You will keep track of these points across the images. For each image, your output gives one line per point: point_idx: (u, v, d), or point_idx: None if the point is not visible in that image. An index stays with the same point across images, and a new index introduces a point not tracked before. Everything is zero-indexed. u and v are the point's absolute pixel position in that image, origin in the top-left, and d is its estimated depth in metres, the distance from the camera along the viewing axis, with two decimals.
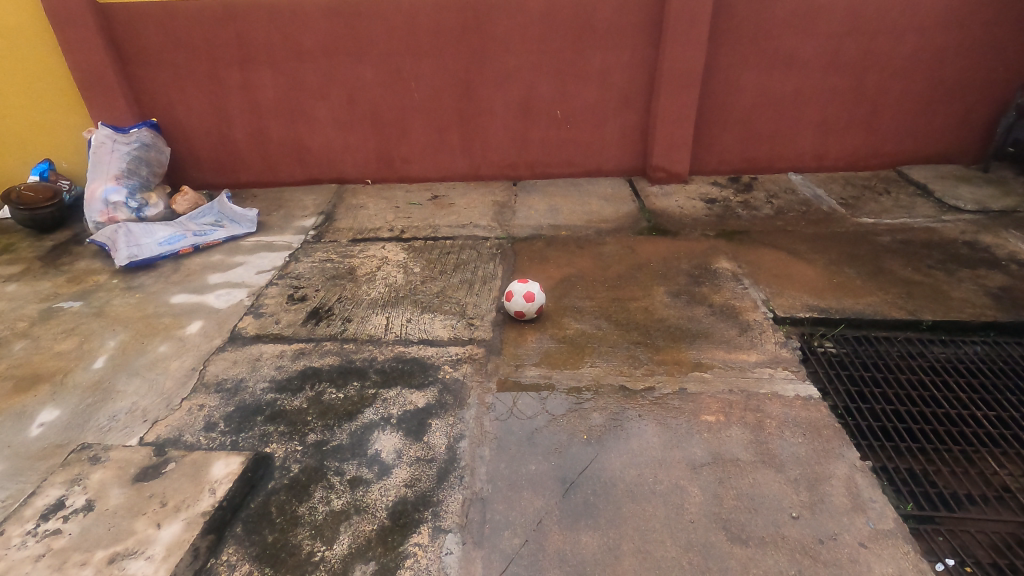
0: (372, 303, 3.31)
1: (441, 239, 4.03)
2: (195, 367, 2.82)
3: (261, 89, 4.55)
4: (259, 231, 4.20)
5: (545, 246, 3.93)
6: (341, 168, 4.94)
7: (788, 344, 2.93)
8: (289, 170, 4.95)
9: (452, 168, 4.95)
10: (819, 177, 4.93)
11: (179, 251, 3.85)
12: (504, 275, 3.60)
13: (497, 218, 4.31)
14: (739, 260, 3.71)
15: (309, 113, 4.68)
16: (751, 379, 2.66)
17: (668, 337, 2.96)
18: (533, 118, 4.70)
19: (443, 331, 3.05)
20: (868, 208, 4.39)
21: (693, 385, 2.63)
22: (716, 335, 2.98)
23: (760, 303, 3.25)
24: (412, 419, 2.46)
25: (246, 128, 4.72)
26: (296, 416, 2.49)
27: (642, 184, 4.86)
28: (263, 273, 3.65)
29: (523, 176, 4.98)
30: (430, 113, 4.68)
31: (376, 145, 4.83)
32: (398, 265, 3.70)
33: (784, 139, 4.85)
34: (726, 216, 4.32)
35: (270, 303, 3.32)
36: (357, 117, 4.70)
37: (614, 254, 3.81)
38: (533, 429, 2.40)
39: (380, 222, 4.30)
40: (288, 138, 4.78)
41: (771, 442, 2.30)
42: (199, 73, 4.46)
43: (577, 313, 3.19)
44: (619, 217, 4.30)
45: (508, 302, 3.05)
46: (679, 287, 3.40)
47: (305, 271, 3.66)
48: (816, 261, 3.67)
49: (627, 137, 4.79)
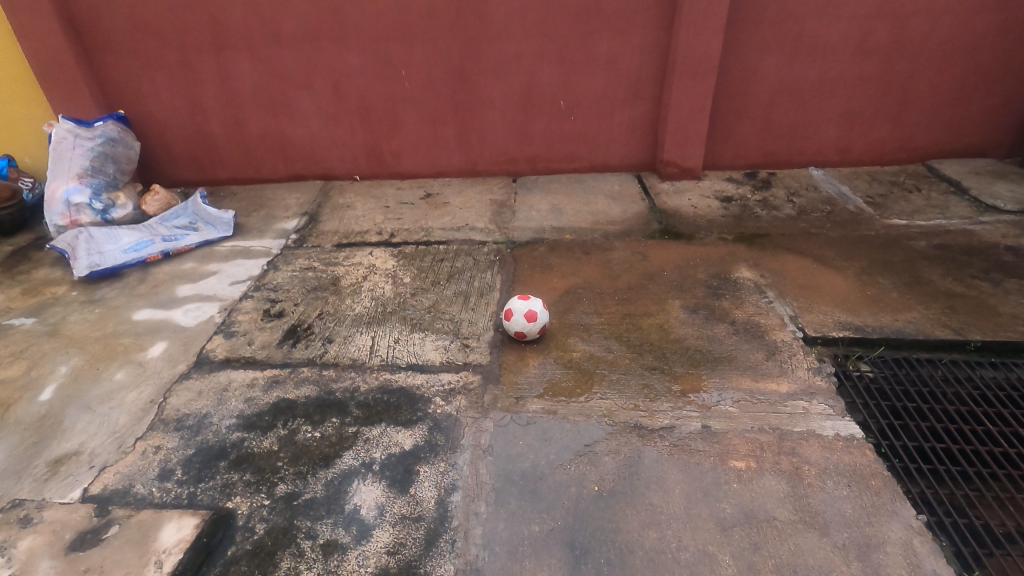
0: (356, 320, 2.98)
1: (434, 245, 3.69)
2: (154, 399, 2.49)
3: (237, 78, 4.18)
4: (236, 235, 3.86)
5: (548, 252, 3.59)
6: (327, 163, 4.58)
7: (822, 369, 2.60)
8: (271, 166, 4.59)
9: (447, 163, 4.58)
10: (843, 172, 4.57)
11: (147, 259, 3.51)
12: (503, 286, 3.26)
13: (495, 220, 3.97)
14: (761, 268, 3.38)
15: (291, 105, 4.30)
16: (783, 415, 2.34)
17: (687, 362, 2.64)
18: (534, 110, 4.33)
19: (435, 354, 2.73)
20: (898, 207, 4.04)
21: (718, 421, 2.32)
22: (741, 360, 2.65)
23: (788, 320, 2.92)
24: (397, 466, 2.15)
25: (223, 121, 4.35)
26: (265, 462, 2.18)
27: (652, 180, 4.50)
28: (237, 284, 3.31)
29: (524, 172, 4.62)
30: (423, 104, 4.31)
31: (365, 139, 4.46)
32: (387, 274, 3.37)
33: (805, 132, 4.48)
34: (744, 217, 3.98)
35: (244, 321, 2.99)
36: (343, 108, 4.32)
37: (624, 261, 3.48)
38: (536, 478, 2.09)
39: (367, 224, 3.95)
40: (269, 132, 4.41)
41: (813, 498, 1.99)
42: (170, 61, 4.08)
43: (584, 333, 2.86)
44: (628, 219, 3.96)
45: (508, 321, 2.73)
46: (697, 301, 3.08)
47: (283, 282, 3.33)
48: (846, 269, 3.34)
49: (636, 130, 4.42)
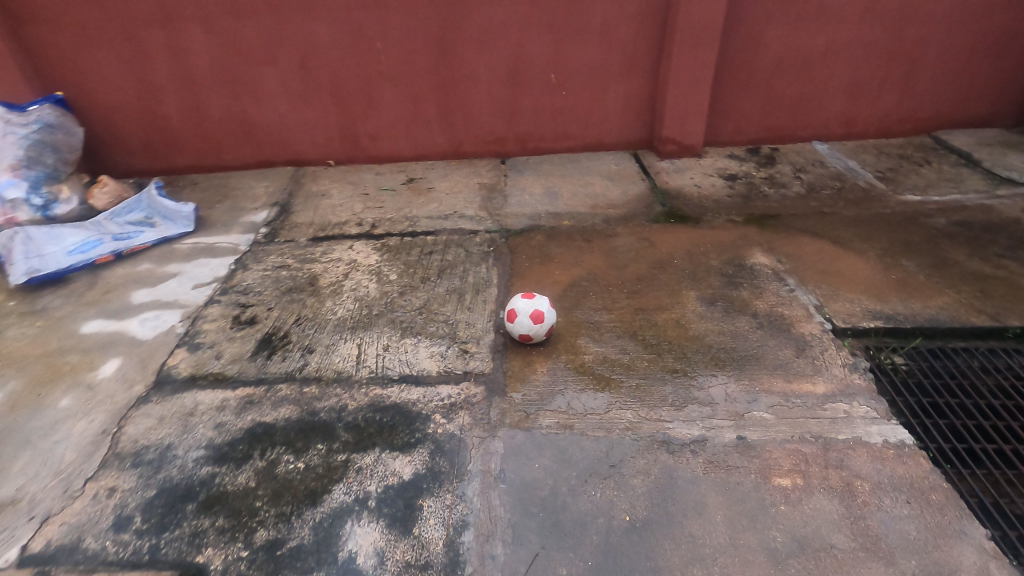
0: (339, 325, 2.66)
1: (421, 236, 3.35)
2: (107, 428, 2.15)
3: (191, 53, 3.73)
4: (199, 230, 3.47)
5: (546, 241, 3.29)
6: (297, 147, 4.17)
7: (857, 366, 2.38)
8: (235, 151, 4.16)
9: (429, 145, 4.21)
10: (848, 146, 4.34)
11: (96, 261, 3.12)
12: (500, 281, 2.96)
13: (486, 206, 3.65)
14: (777, 252, 3.14)
15: (254, 83, 3.88)
16: (824, 421, 2.11)
17: (712, 363, 2.39)
18: (523, 84, 3.97)
19: (431, 363, 2.43)
20: (910, 182, 3.84)
21: (753, 431, 2.08)
22: (769, 358, 2.41)
23: (813, 310, 2.69)
24: (396, 500, 1.86)
25: (178, 102, 3.91)
26: (242, 502, 1.87)
27: (650, 158, 4.21)
28: (201, 288, 2.95)
29: (513, 153, 4.28)
30: (400, 80, 3.92)
31: (338, 120, 4.06)
32: (370, 270, 3.04)
33: (810, 103, 4.23)
34: (751, 196, 3.73)
35: (210, 331, 2.64)
36: (312, 85, 3.91)
37: (630, 248, 3.21)
38: (557, 509, 1.83)
39: (346, 214, 3.59)
40: (230, 113, 3.98)
41: (871, 520, 1.77)
42: (113, 34, 3.62)
43: (594, 332, 2.59)
44: (629, 201, 3.67)
45: (512, 323, 2.44)
46: (714, 291, 2.83)
47: (253, 283, 2.97)
48: (867, 252, 3.12)
49: (633, 104, 4.10)
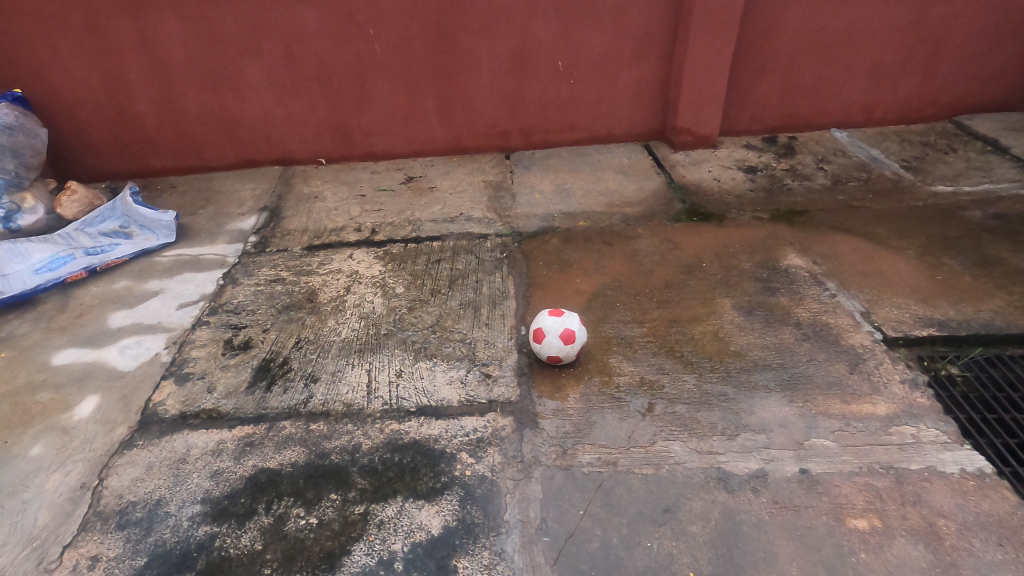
0: (344, 348, 2.40)
1: (426, 241, 3.09)
2: (86, 482, 1.88)
3: (165, 43, 3.40)
4: (181, 240, 3.17)
5: (563, 244, 3.05)
6: (284, 145, 3.85)
7: (916, 381, 2.19)
8: (216, 150, 3.83)
9: (427, 139, 3.92)
10: (868, 133, 4.14)
11: (67, 279, 2.83)
12: (518, 291, 2.72)
13: (493, 206, 3.39)
14: (811, 252, 2.93)
15: (235, 76, 3.55)
16: (892, 448, 1.92)
17: (760, 383, 2.19)
18: (528, 73, 3.69)
19: (451, 391, 2.19)
20: (938, 171, 3.65)
21: (817, 463, 1.89)
22: (821, 375, 2.21)
23: (860, 318, 2.49)
24: (426, 561, 1.64)
25: (152, 98, 3.58)
26: (248, 570, 1.63)
27: (663, 150, 3.97)
28: (186, 307, 2.66)
29: (517, 147, 4.01)
30: (396, 70, 3.62)
31: (329, 114, 3.75)
32: (374, 283, 2.78)
33: (830, 89, 4.00)
34: (775, 190, 3.51)
35: (199, 359, 2.37)
36: (299, 77, 3.59)
37: (654, 251, 2.98)
38: (611, 566, 1.62)
39: (343, 219, 3.31)
40: (210, 109, 3.65)
41: (963, 568, 1.59)
42: (76, 23, 3.27)
43: (627, 349, 2.37)
44: (646, 198, 3.44)
45: (539, 343, 2.21)
46: (751, 299, 2.62)
47: (246, 301, 2.70)
48: (906, 250, 2.92)
49: (645, 93, 3.84)
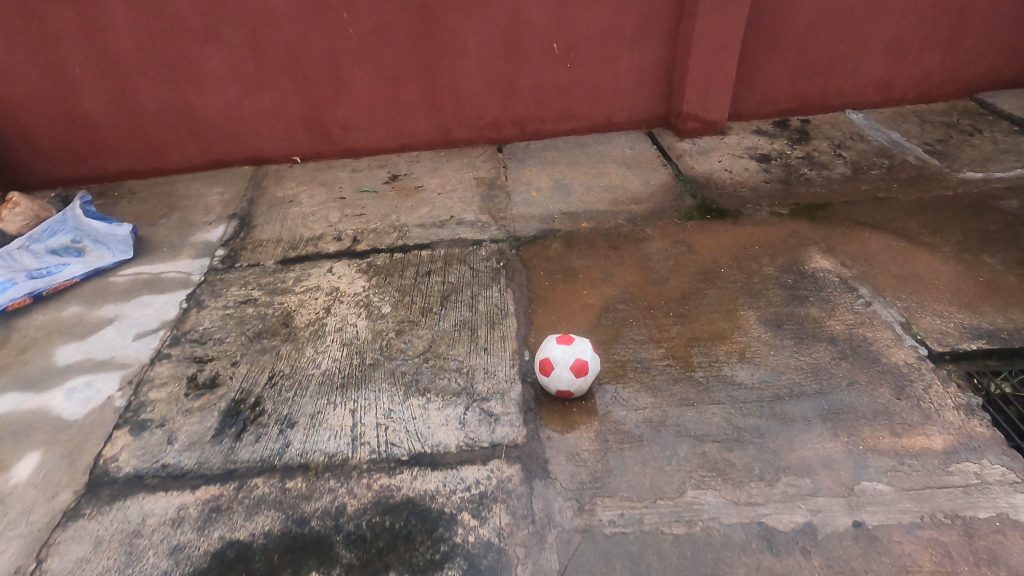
0: (324, 384, 2.12)
1: (414, 250, 2.79)
2: (22, 566, 1.62)
3: (112, 31, 3.02)
4: (140, 256, 2.84)
5: (566, 250, 2.76)
6: (253, 142, 3.49)
7: (971, 406, 1.94)
8: (179, 150, 3.47)
9: (411, 133, 3.58)
10: (886, 114, 3.85)
11: (9, 307, 2.51)
12: (518, 307, 2.44)
13: (487, 207, 3.08)
14: (838, 253, 2.67)
15: (194, 67, 3.18)
16: (955, 493, 1.68)
17: (797, 414, 1.93)
18: (520, 57, 3.35)
19: (447, 434, 1.92)
20: (964, 155, 3.38)
21: (872, 513, 1.64)
22: (865, 402, 1.96)
23: (900, 330, 2.24)
24: None
25: (103, 94, 3.20)
26: None
27: (667, 138, 3.66)
28: (144, 338, 2.35)
29: (510, 138, 3.68)
30: (374, 56, 3.26)
31: (302, 107, 3.40)
32: (357, 303, 2.48)
33: (846, 67, 3.70)
34: (792, 181, 3.23)
35: (159, 402, 2.07)
36: (266, 67, 3.23)
37: (667, 255, 2.70)
38: None
39: (321, 226, 2.99)
40: (169, 105, 3.29)
41: None
42: (8, 11, 2.89)
43: (644, 376, 2.10)
44: (654, 194, 3.14)
45: (548, 376, 1.94)
46: (778, 310, 2.35)
47: (212, 327, 2.39)
48: (942, 247, 2.67)
49: (648, 76, 3.52)
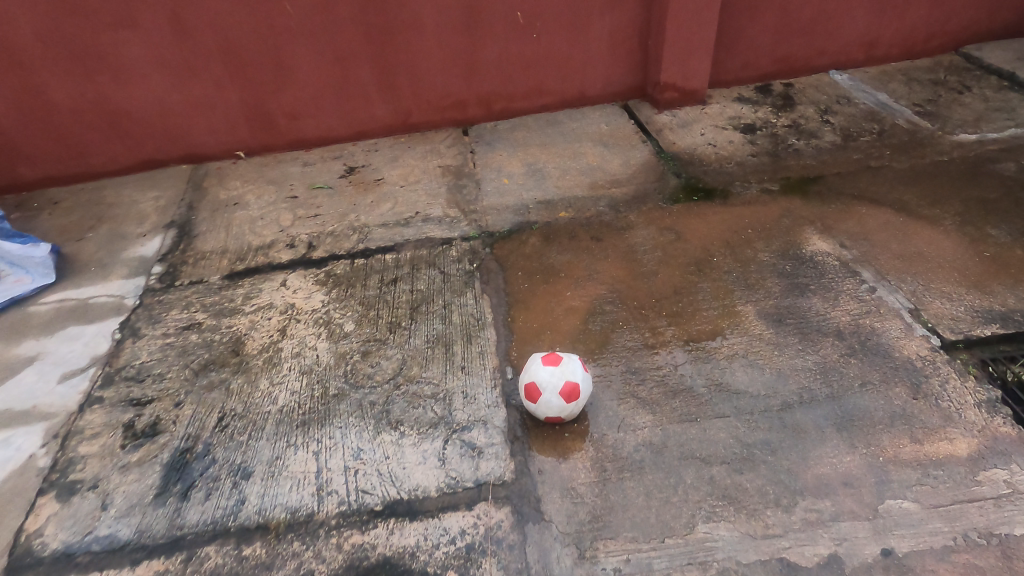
0: (282, 423, 1.86)
1: (377, 255, 2.52)
2: None
3: (7, 18, 2.62)
4: (64, 279, 2.51)
5: (544, 244, 2.52)
6: (189, 138, 3.13)
7: (994, 402, 1.79)
8: (105, 151, 3.09)
9: (367, 118, 3.24)
10: (871, 74, 3.65)
11: None
12: (496, 315, 2.20)
13: (455, 199, 2.81)
14: (836, 232, 2.49)
15: (111, 56, 2.80)
16: (986, 507, 1.54)
17: (810, 425, 1.76)
18: (482, 28, 3.03)
19: (426, 475, 1.70)
20: (956, 115, 3.21)
21: (901, 538, 1.49)
22: (880, 405, 1.80)
23: (909, 318, 2.08)
24: None
25: (6, 91, 2.80)
26: None
27: (644, 111, 3.41)
28: (72, 379, 2.06)
29: (476, 119, 3.38)
30: (318, 35, 2.91)
31: (241, 96, 3.03)
32: (316, 322, 2.21)
33: (829, 25, 3.47)
34: (780, 152, 3.02)
35: (91, 458, 1.80)
36: (194, 52, 2.86)
37: (654, 244, 2.48)
38: None
39: (271, 231, 2.69)
40: (86, 100, 2.90)
41: None
42: None
43: (641, 389, 1.90)
44: (635, 175, 2.90)
45: (535, 403, 1.73)
46: (778, 302, 2.17)
47: (150, 361, 2.10)
48: (943, 220, 2.50)
49: (621, 44, 3.24)
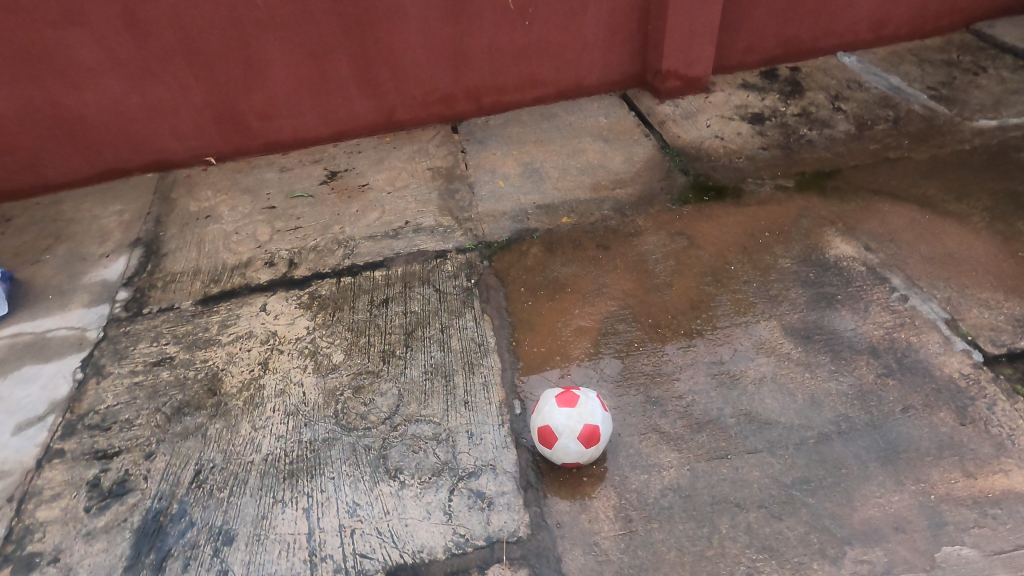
0: (266, 476, 1.67)
1: (365, 272, 2.30)
2: None
3: None
4: (18, 310, 2.28)
5: (547, 255, 2.33)
6: (154, 144, 2.87)
7: None
8: (61, 162, 2.82)
9: (347, 117, 2.99)
10: (880, 55, 3.45)
11: None
12: (499, 339, 2.01)
13: (447, 205, 2.60)
14: (859, 233, 2.32)
15: (59, 57, 2.52)
16: None
17: (852, 461, 1.60)
18: (469, 16, 2.79)
19: (430, 534, 1.52)
20: (973, 99, 3.04)
21: None
22: (926, 434, 1.64)
23: (947, 330, 1.92)
24: None
25: None
26: None
27: (645, 101, 3.19)
28: (29, 430, 1.85)
29: (465, 114, 3.14)
30: (289, 28, 2.65)
31: (208, 97, 2.77)
32: (300, 353, 2.00)
33: (838, 5, 3.26)
34: (792, 144, 2.83)
35: (52, 525, 1.61)
36: (152, 50, 2.59)
37: (666, 252, 2.30)
38: None
39: (248, 247, 2.46)
40: (35, 107, 2.62)
41: None
42: None
43: (664, 423, 1.73)
44: (639, 173, 2.70)
45: (552, 447, 1.55)
46: (804, 316, 2.00)
47: (117, 405, 1.89)
48: (972, 217, 2.34)
49: (619, 30, 3.01)
